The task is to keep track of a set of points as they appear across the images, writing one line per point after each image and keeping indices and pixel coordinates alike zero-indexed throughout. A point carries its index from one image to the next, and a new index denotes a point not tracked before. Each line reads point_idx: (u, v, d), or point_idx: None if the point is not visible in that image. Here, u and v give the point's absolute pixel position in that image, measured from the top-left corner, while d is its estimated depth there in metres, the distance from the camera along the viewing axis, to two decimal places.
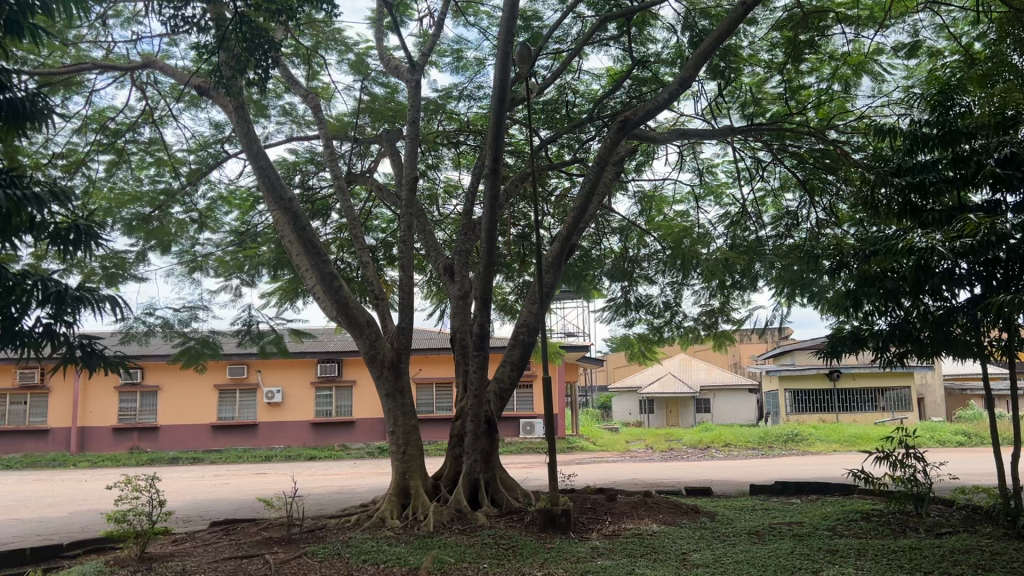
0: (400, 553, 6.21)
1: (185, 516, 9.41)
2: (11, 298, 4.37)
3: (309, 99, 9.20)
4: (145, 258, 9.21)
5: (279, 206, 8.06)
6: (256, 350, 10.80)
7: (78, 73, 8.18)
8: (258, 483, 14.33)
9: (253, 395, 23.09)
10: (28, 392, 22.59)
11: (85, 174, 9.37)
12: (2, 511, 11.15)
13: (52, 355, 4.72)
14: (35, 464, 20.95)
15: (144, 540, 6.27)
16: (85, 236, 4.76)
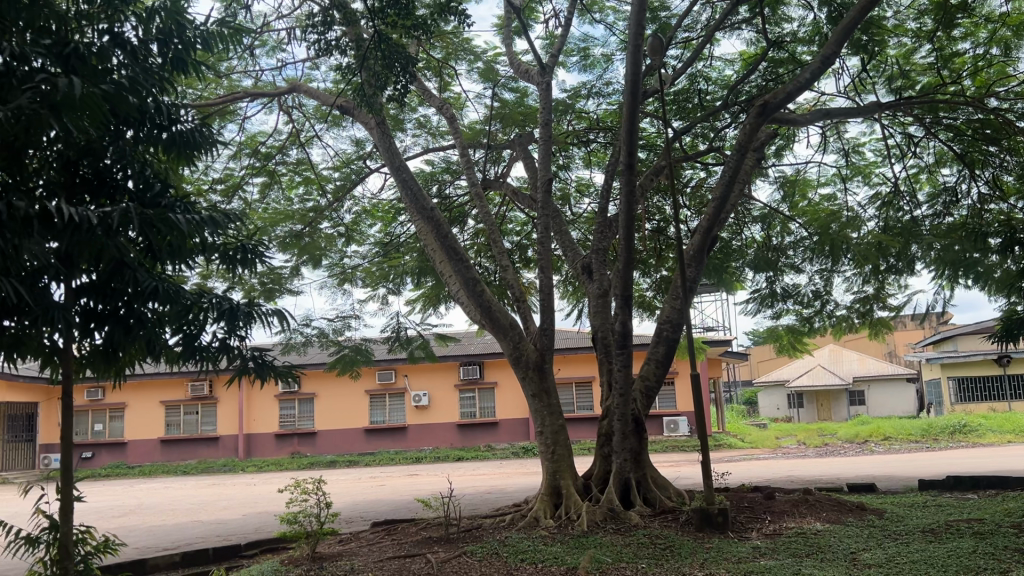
0: (556, 553, 6.24)
1: (347, 517, 9.86)
2: (189, 316, 4.68)
3: (444, 109, 9.42)
4: (299, 272, 9.73)
5: (422, 216, 8.32)
6: (406, 356, 11.17)
7: (231, 102, 8.76)
8: (411, 485, 14.80)
9: (401, 399, 23.92)
10: (199, 403, 24.29)
11: (242, 197, 10.00)
12: (185, 514, 12.05)
13: (227, 367, 5.04)
14: (208, 470, 22.51)
15: (314, 541, 6.61)
16: (250, 255, 5.08)
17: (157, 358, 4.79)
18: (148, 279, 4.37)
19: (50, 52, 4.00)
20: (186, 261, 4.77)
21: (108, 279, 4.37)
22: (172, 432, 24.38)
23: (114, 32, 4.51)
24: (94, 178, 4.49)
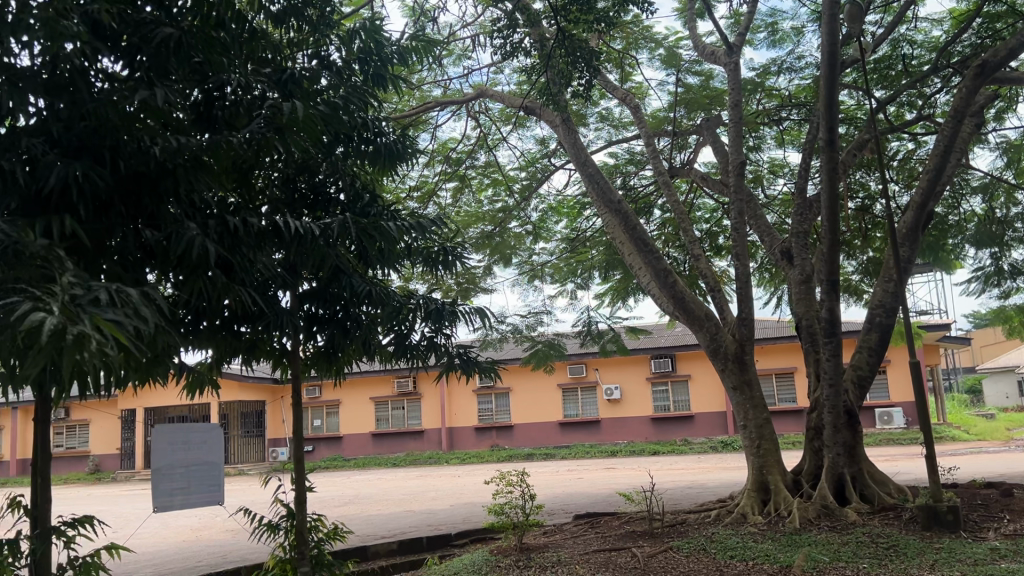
0: (768, 550, 6.03)
1: (550, 510, 10.04)
2: (400, 317, 4.92)
3: (628, 100, 9.32)
4: (492, 271, 10.02)
5: (609, 208, 8.30)
6: (598, 350, 11.19)
7: (423, 112, 9.19)
8: (610, 478, 14.88)
9: (593, 393, 24.03)
10: (404, 398, 25.66)
11: (436, 202, 10.44)
12: (398, 503, 12.77)
13: (436, 364, 5.28)
14: (415, 462, 23.72)
15: (522, 532, 6.78)
16: (451, 255, 5.29)
17: (372, 356, 5.11)
18: (362, 284, 4.64)
19: (271, 80, 4.36)
20: (395, 266, 5.03)
21: (327, 285, 4.69)
22: (381, 426, 25.87)
23: (321, 55, 4.85)
24: (311, 194, 4.87)
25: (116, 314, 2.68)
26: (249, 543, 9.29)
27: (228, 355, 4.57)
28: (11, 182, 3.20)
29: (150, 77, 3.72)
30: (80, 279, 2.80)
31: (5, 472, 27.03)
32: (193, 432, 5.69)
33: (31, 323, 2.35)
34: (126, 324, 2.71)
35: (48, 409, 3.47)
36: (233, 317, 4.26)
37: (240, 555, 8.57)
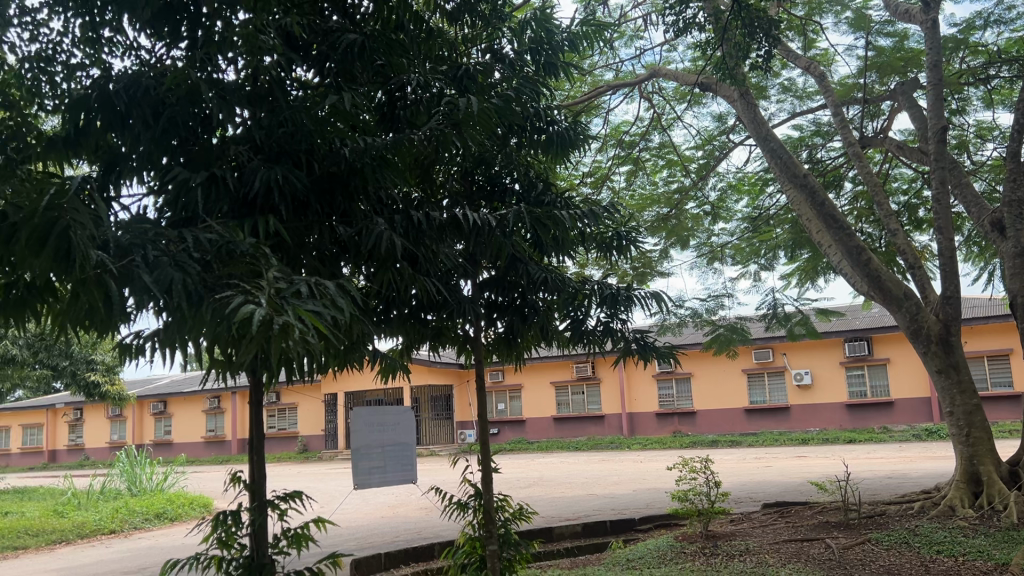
0: (980, 546, 5.56)
1: (737, 498, 9.78)
2: (576, 303, 4.95)
3: (812, 68, 8.82)
4: (669, 254, 9.89)
5: (794, 183, 7.93)
6: (785, 333, 10.74)
7: (595, 97, 9.19)
8: (802, 466, 14.26)
9: (782, 377, 23.08)
10: (584, 383, 25.84)
11: (611, 186, 10.40)
12: (581, 486, 12.92)
13: (614, 349, 5.29)
14: (597, 447, 23.85)
15: (707, 520, 6.65)
16: (625, 240, 5.26)
17: (551, 342, 5.20)
18: (539, 271, 4.72)
19: (447, 76, 4.52)
20: (570, 252, 5.08)
21: (505, 274, 4.83)
22: (564, 411, 26.19)
23: (494, 50, 5.00)
24: (487, 184, 5.01)
25: (316, 304, 2.90)
26: (440, 521, 9.74)
27: (417, 342, 4.81)
28: (224, 187, 3.52)
29: (339, 82, 3.97)
30: (285, 274, 3.06)
31: (228, 450, 29.98)
32: (387, 415, 6.03)
33: (245, 315, 2.59)
34: (326, 315, 2.93)
35: (260, 392, 3.80)
36: (420, 306, 4.47)
37: (433, 532, 9.01)
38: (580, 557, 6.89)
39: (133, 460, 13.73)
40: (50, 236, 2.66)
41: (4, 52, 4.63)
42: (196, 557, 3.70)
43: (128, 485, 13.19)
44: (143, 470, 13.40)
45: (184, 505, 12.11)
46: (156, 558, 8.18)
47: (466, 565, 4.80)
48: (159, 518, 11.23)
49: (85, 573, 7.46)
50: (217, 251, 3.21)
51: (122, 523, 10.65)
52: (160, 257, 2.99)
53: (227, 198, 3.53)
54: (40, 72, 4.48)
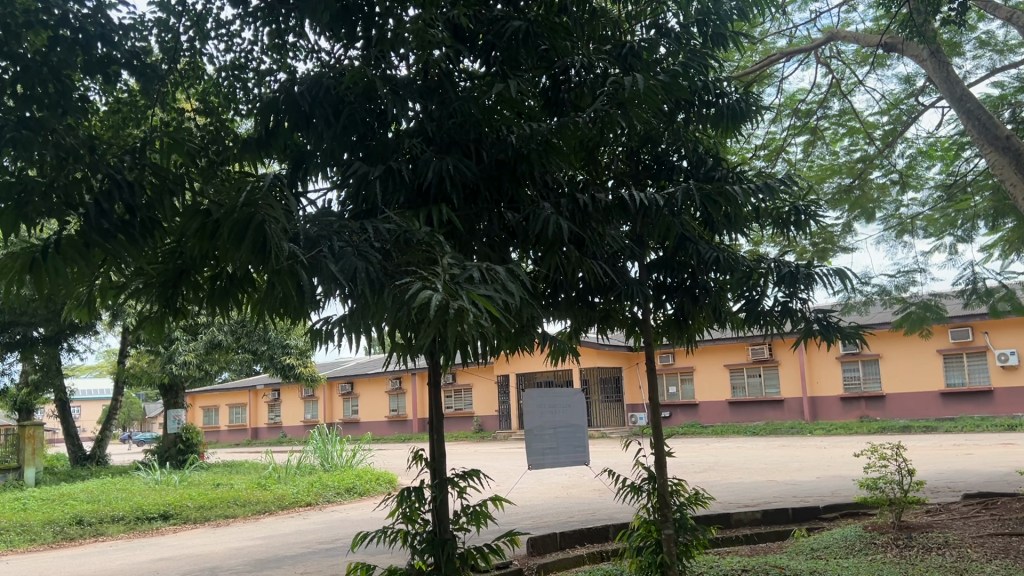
0: None
1: (933, 487, 9.12)
2: (750, 282, 4.78)
3: (1015, 18, 7.99)
4: (853, 228, 9.31)
5: (996, 147, 7.25)
6: (986, 310, 9.86)
7: (768, 66, 8.79)
8: (1009, 455, 13.06)
9: (983, 358, 21.23)
10: (761, 366, 24.98)
11: (787, 158, 9.94)
12: (759, 472, 12.52)
13: (794, 330, 5.05)
14: (776, 431, 23.00)
15: (900, 510, 6.25)
16: (804, 215, 4.99)
17: (724, 323, 5.06)
18: (710, 250, 4.57)
19: (612, 56, 4.47)
20: (743, 230, 4.89)
21: (674, 255, 4.74)
22: (739, 394, 25.45)
23: (659, 24, 4.87)
24: (654, 163, 4.92)
25: (488, 289, 2.97)
26: (615, 504, 9.76)
27: (585, 325, 4.82)
28: (400, 179, 3.67)
29: (504, 70, 4.02)
30: (458, 260, 3.14)
31: (410, 429, 31.48)
32: (559, 397, 6.09)
33: (423, 299, 2.69)
34: (498, 299, 2.99)
35: (437, 375, 3.95)
36: (587, 289, 4.48)
37: (608, 514, 9.04)
38: (761, 545, 6.67)
39: (325, 437, 14.73)
40: (248, 230, 2.87)
41: (204, 63, 5.07)
42: (384, 531, 3.91)
43: (321, 460, 14.18)
44: (334, 447, 14.36)
45: (372, 480, 12.85)
46: (348, 530, 8.73)
47: (641, 548, 4.75)
48: (349, 492, 11.99)
49: (286, 541, 8.09)
50: (396, 241, 3.36)
51: (317, 496, 11.46)
52: (344, 248, 3.18)
53: (402, 189, 3.68)
54: (234, 79, 4.93)
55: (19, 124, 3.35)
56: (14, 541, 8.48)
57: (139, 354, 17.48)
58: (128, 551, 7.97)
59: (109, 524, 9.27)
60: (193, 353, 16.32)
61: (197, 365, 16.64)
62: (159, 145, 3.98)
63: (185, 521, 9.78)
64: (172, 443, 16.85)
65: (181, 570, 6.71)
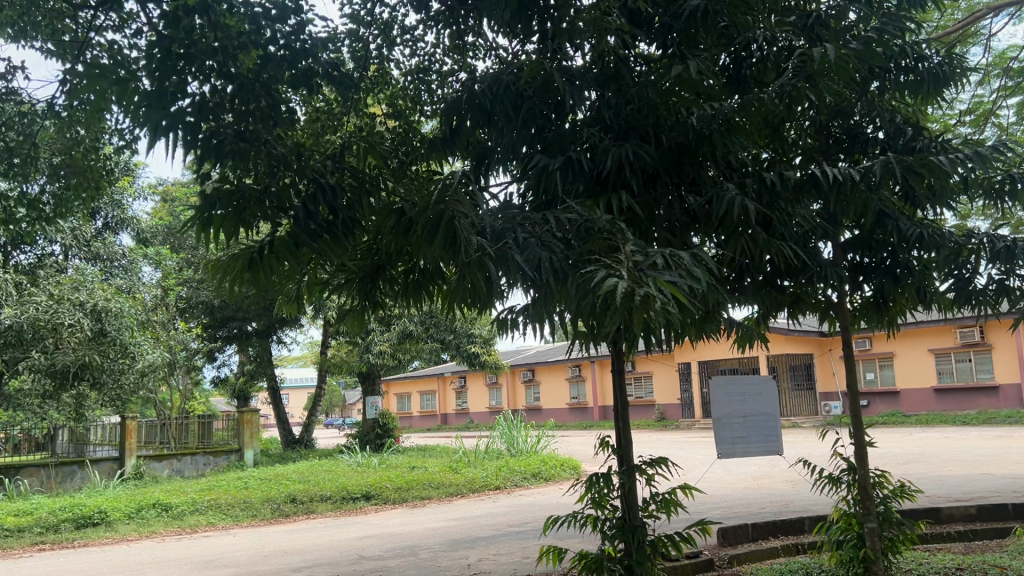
0: None
1: None
2: (960, 259, 4.40)
3: None
4: None
5: None
6: None
7: (973, 23, 8.00)
8: None
9: None
10: (971, 350, 22.98)
11: (996, 123, 9.09)
12: (974, 465, 11.53)
13: (1014, 309, 4.61)
14: (989, 421, 21.08)
15: None
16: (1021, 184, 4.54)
17: (930, 304, 4.70)
18: (911, 226, 4.24)
19: (797, 27, 4.25)
20: (950, 203, 4.51)
21: (871, 232, 4.45)
22: (946, 380, 23.57)
23: None
24: (846, 136, 4.67)
25: (673, 274, 2.94)
26: (811, 496, 9.35)
27: (774, 310, 4.65)
28: (579, 169, 3.69)
29: (683, 50, 3.94)
30: (641, 247, 3.12)
31: (592, 416, 31.63)
32: (748, 385, 5.99)
33: (608, 287, 2.71)
34: (683, 285, 2.95)
35: (621, 362, 3.94)
36: (775, 272, 4.31)
37: (803, 506, 8.68)
38: (977, 542, 6.15)
39: (511, 423, 15.11)
40: (439, 227, 3.01)
41: (390, 69, 5.40)
42: (574, 515, 3.95)
43: (508, 446, 14.57)
44: (520, 433, 14.71)
45: (557, 466, 13.05)
46: (537, 515, 8.93)
47: (842, 542, 4.56)
48: (536, 477, 12.26)
49: (478, 523, 8.38)
50: (579, 230, 3.38)
51: (505, 480, 11.82)
52: (527, 239, 3.27)
53: (582, 178, 3.70)
54: (419, 82, 5.32)
55: (236, 137, 3.63)
56: (239, 517, 9.39)
57: (338, 344, 18.72)
58: (336, 528, 8.58)
59: (318, 502, 10.03)
60: (387, 343, 17.30)
61: (391, 354, 17.58)
62: (355, 149, 4.25)
63: (385, 501, 10.40)
64: (371, 427, 17.91)
65: (384, 547, 7.14)
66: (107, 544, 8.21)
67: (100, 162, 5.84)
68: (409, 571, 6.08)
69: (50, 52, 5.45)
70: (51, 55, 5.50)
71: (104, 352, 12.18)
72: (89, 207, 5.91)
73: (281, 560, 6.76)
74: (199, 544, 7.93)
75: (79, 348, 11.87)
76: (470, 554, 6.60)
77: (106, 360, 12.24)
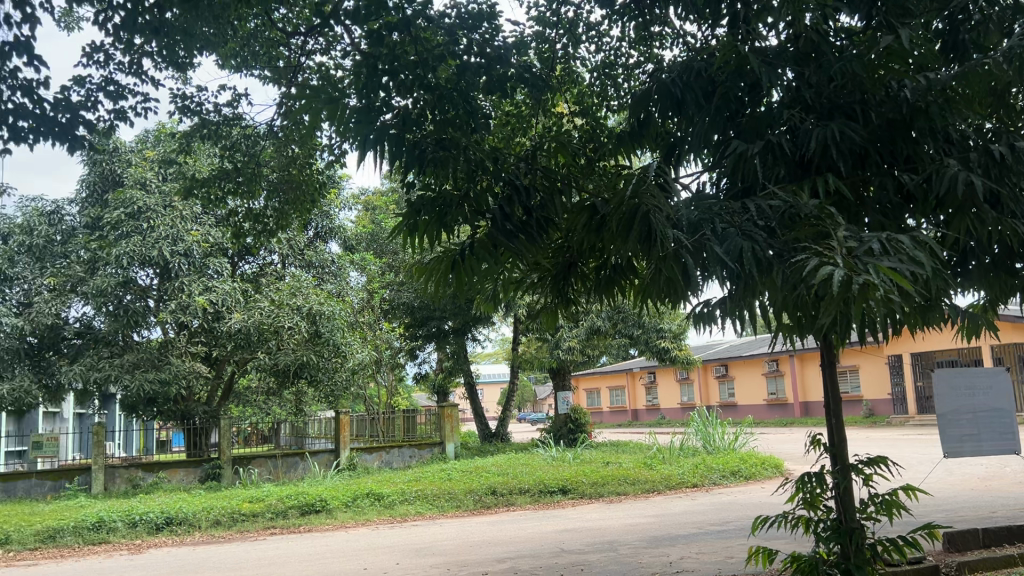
0: None
1: None
2: None
3: None
4: None
5: None
6: None
7: None
8: None
9: None
10: None
11: None
12: None
13: None
14: None
15: None
16: None
17: None
18: None
19: None
20: None
21: None
22: None
23: None
24: None
25: (893, 260, 2.75)
26: None
27: (1004, 297, 4.21)
28: (779, 152, 3.53)
29: (888, 19, 3.67)
30: (854, 232, 2.93)
31: (791, 413, 30.23)
32: (977, 378, 5.40)
33: (823, 275, 2.56)
34: (906, 270, 2.75)
35: (831, 355, 3.73)
36: (1005, 254, 3.90)
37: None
38: None
39: (707, 420, 14.77)
40: (636, 221, 3.00)
41: (576, 66, 5.47)
42: (784, 515, 3.78)
43: (704, 443, 14.25)
44: (716, 430, 14.34)
45: (758, 464, 12.61)
46: (739, 514, 8.67)
47: None
48: (735, 475, 11.90)
49: (676, 521, 8.26)
50: (782, 217, 3.23)
51: (703, 478, 11.57)
52: (727, 229, 3.16)
53: (783, 162, 3.53)
54: (605, 77, 5.40)
55: (437, 145, 3.80)
56: (444, 507, 9.84)
57: (529, 341, 19.12)
58: (536, 521, 8.77)
59: (517, 495, 10.30)
60: (577, 339, 17.45)
61: (581, 350, 17.73)
62: (547, 148, 4.32)
63: (582, 495, 10.50)
64: (564, 422, 18.09)
65: (583, 541, 7.21)
66: (328, 530, 8.88)
67: (316, 176, 6.32)
68: (609, 566, 6.09)
69: (267, 77, 5.94)
70: (269, 80, 6.00)
71: (319, 351, 13.18)
72: (306, 219, 6.43)
73: (484, 551, 6.99)
74: (409, 532, 8.39)
75: (298, 347, 12.93)
76: (672, 552, 6.52)
77: (321, 359, 13.24)
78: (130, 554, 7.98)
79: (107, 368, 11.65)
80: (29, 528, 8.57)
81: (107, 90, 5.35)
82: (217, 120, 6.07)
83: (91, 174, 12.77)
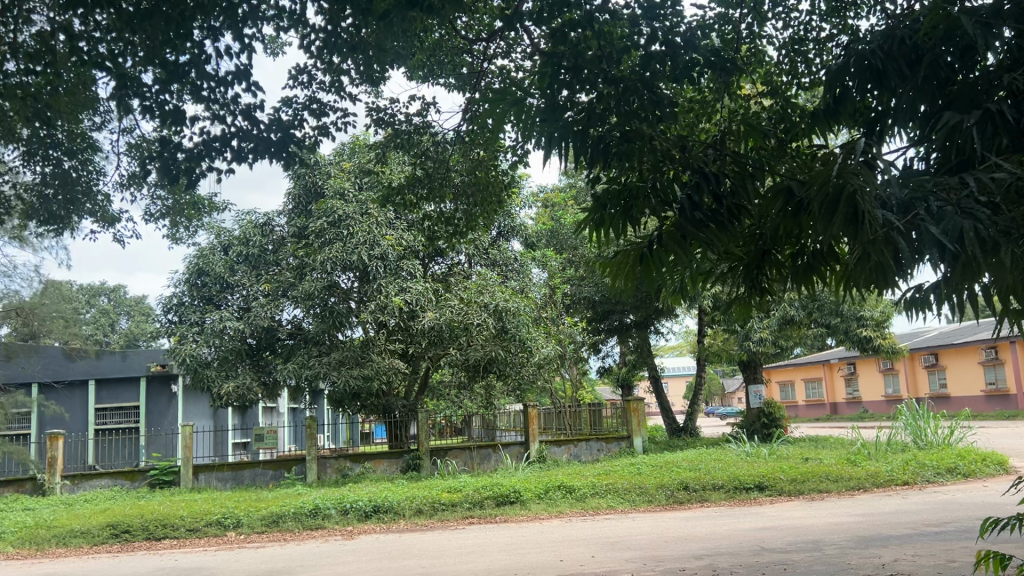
0: None
1: None
2: None
3: None
4: None
5: None
6: None
7: None
8: None
9: None
10: None
11: None
12: None
13: None
14: None
15: None
16: None
17: None
18: None
19: None
20: None
21: None
22: None
23: None
24: None
25: None
26: None
27: None
28: (1000, 120, 3.20)
29: None
30: None
31: (1015, 405, 27.47)
32: None
33: None
34: None
35: None
36: None
37: None
38: None
39: (916, 413, 13.74)
40: (840, 201, 2.83)
41: (764, 46, 5.26)
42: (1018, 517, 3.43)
43: (914, 438, 13.24)
44: (927, 424, 13.31)
45: (979, 461, 11.57)
46: (958, 514, 8.00)
47: None
48: (952, 472, 11.00)
49: (886, 521, 7.76)
50: (1006, 192, 2.94)
51: (915, 475, 10.77)
52: (943, 207, 2.92)
53: (1006, 131, 3.19)
54: (795, 54, 5.16)
55: (622, 138, 3.83)
56: (636, 502, 9.82)
57: (716, 333, 18.64)
58: (733, 517, 8.54)
59: (711, 491, 10.06)
60: (768, 330, 16.76)
61: (773, 341, 17.02)
62: (734, 133, 4.18)
63: (781, 492, 10.10)
64: (757, 416, 17.45)
65: (785, 540, 6.92)
66: (523, 521, 9.10)
67: (502, 178, 6.50)
68: (816, 566, 5.81)
69: (452, 85, 6.17)
70: (454, 88, 6.23)
71: (507, 347, 13.54)
72: (493, 220, 6.62)
73: (680, 546, 6.89)
74: (603, 525, 8.42)
75: (487, 344, 13.35)
76: (885, 554, 6.12)
77: (509, 354, 13.61)
78: (343, 540, 8.57)
79: (317, 366, 12.57)
80: (256, 512, 9.41)
81: (311, 109, 5.76)
82: (408, 130, 6.36)
83: (296, 188, 13.85)
